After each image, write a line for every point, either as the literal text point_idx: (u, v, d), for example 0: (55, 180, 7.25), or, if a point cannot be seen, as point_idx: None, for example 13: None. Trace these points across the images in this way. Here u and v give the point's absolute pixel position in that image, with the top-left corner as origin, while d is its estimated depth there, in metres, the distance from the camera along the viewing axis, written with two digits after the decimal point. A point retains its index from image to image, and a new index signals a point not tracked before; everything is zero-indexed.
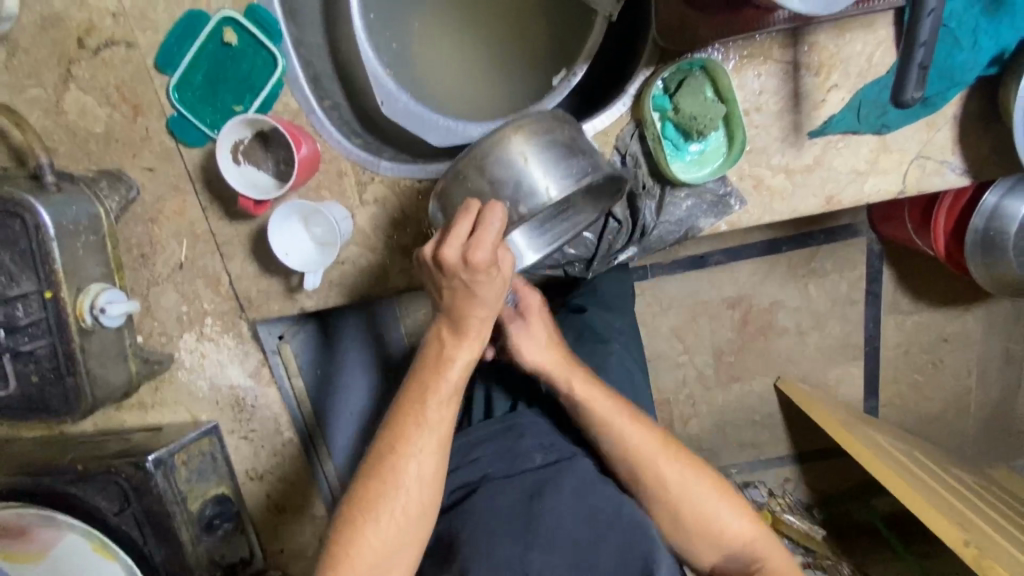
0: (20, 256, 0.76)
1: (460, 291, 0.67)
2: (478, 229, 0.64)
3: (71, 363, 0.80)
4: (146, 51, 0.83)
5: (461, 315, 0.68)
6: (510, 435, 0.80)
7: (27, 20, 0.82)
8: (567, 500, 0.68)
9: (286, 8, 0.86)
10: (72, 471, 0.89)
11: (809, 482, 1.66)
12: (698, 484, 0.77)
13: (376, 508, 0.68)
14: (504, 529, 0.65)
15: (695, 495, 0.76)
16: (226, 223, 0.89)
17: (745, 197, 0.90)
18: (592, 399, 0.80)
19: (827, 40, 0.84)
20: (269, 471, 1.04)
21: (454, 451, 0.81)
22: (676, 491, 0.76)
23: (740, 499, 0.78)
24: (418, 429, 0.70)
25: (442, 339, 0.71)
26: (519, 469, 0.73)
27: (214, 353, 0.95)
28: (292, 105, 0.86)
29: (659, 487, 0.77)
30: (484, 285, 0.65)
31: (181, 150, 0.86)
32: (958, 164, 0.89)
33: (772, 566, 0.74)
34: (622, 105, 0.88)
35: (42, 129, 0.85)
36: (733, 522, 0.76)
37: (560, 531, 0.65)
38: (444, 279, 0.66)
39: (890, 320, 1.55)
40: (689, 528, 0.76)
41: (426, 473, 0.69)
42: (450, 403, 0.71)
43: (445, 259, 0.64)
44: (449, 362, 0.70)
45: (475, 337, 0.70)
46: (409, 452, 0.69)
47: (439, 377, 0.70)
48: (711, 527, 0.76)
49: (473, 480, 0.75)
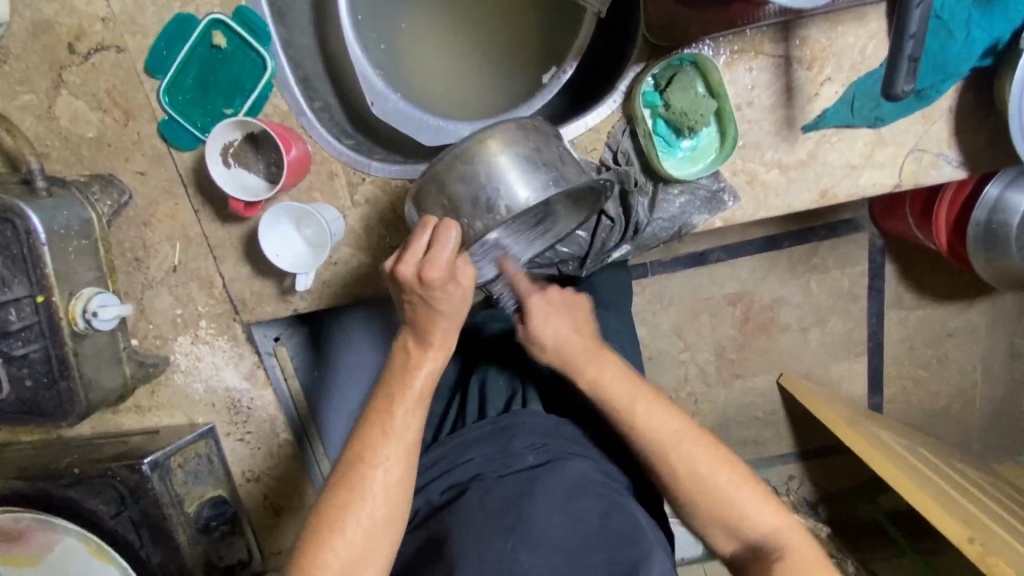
0: (12, 260, 0.76)
1: (420, 306, 0.70)
2: (432, 248, 0.67)
3: (65, 367, 0.80)
4: (135, 55, 0.83)
5: (424, 326, 0.72)
6: (503, 433, 0.80)
7: (18, 25, 0.82)
8: (557, 499, 0.68)
9: (274, 10, 0.86)
10: (68, 475, 0.90)
11: (813, 480, 1.65)
12: (719, 469, 0.74)
13: (341, 517, 0.68)
14: (495, 527, 0.66)
15: (718, 484, 0.74)
16: (219, 226, 0.89)
17: (739, 192, 0.89)
18: (622, 385, 0.79)
19: (819, 33, 0.83)
20: (266, 472, 1.04)
21: (448, 450, 0.81)
22: (696, 478, 0.74)
23: (764, 490, 0.75)
24: (384, 438, 0.71)
25: (409, 350, 0.74)
26: (509, 468, 0.73)
27: (209, 355, 0.95)
28: (281, 106, 0.86)
29: (685, 476, 0.74)
30: (443, 300, 0.69)
31: (173, 153, 0.86)
32: (955, 156, 0.88)
33: (796, 558, 0.70)
34: (613, 102, 0.88)
35: (35, 134, 0.85)
36: (758, 514, 0.73)
37: (550, 530, 0.66)
38: (403, 294, 0.70)
39: (893, 316, 1.53)
40: (710, 517, 0.74)
41: (392, 480, 0.70)
42: (416, 410, 0.73)
43: (402, 276, 0.68)
44: (414, 371, 0.73)
45: (441, 346, 0.73)
46: (379, 460, 0.70)
47: (406, 386, 0.73)
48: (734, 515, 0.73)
49: (464, 480, 0.75)
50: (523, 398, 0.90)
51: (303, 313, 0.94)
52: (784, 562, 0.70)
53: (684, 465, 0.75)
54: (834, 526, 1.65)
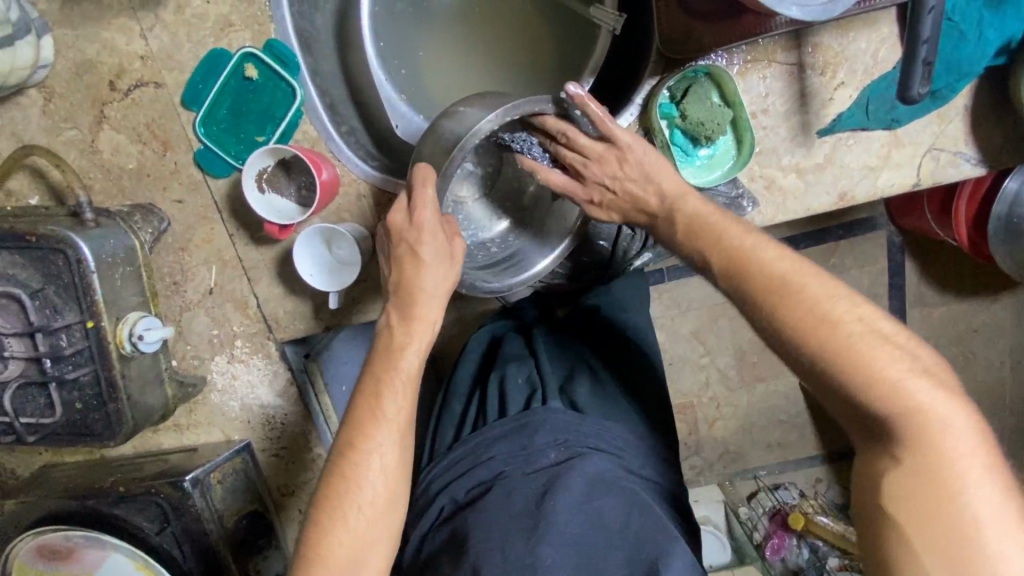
0: (64, 289, 0.80)
1: (406, 258, 0.76)
2: (413, 190, 0.74)
3: (113, 390, 0.83)
4: (172, 90, 0.87)
5: (409, 292, 0.75)
6: (523, 432, 0.82)
7: (61, 66, 0.86)
8: (576, 498, 0.72)
9: (302, 42, 0.91)
10: (114, 493, 0.94)
11: (842, 483, 1.62)
12: (858, 324, 0.63)
13: (341, 505, 0.72)
14: (516, 531, 0.69)
15: (855, 340, 0.62)
16: (252, 248, 0.93)
17: (758, 199, 0.90)
18: (707, 239, 0.74)
19: (831, 40, 0.85)
20: (301, 487, 1.06)
21: (469, 448, 0.85)
22: (817, 332, 0.64)
23: (926, 363, 0.63)
24: (373, 422, 0.73)
25: (393, 328, 0.76)
26: (533, 465, 0.77)
27: (245, 374, 0.99)
28: (311, 132, 0.90)
29: (804, 329, 0.64)
30: (426, 245, 0.75)
31: (208, 181, 0.90)
32: (972, 154, 0.88)
33: (940, 441, 0.59)
34: (630, 115, 0.90)
35: (79, 167, 0.89)
36: (911, 388, 0.60)
37: (567, 528, 0.69)
38: (393, 245, 0.77)
39: (916, 313, 1.53)
40: (845, 379, 0.62)
41: (388, 464, 0.73)
42: (406, 392, 0.75)
43: (393, 224, 0.76)
44: (400, 350, 0.75)
45: (424, 320, 0.76)
46: (375, 445, 0.73)
47: (392, 366, 0.75)
48: (880, 386, 0.60)
49: (488, 479, 0.79)
50: (543, 394, 0.90)
51: (334, 329, 0.97)
52: (928, 446, 0.59)
53: (810, 320, 0.64)
54: None
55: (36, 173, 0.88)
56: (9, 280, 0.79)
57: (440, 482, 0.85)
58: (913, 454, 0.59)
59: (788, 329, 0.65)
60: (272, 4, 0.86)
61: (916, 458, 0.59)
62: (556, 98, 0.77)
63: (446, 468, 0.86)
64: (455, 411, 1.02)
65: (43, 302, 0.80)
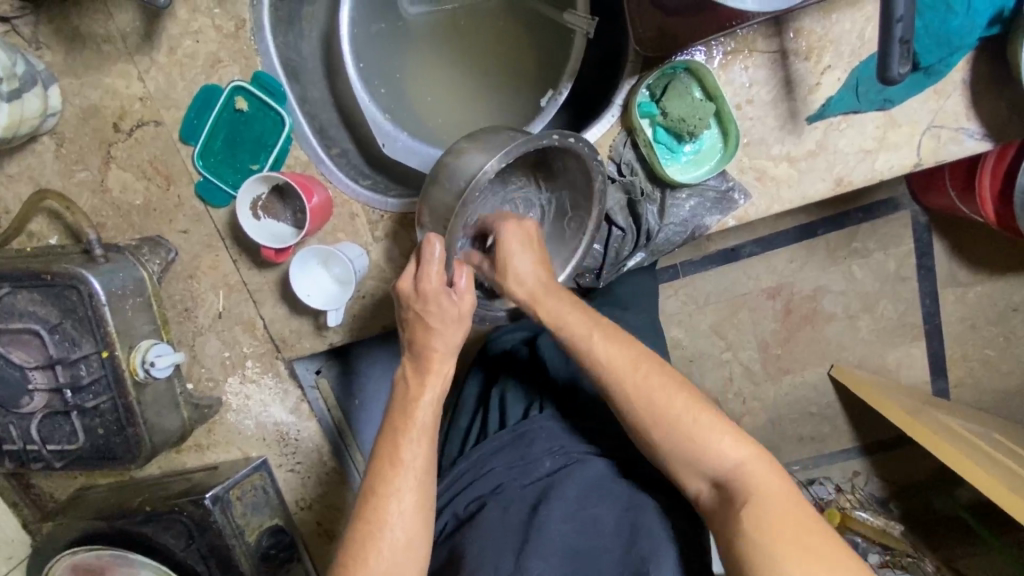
0: (79, 322, 0.84)
1: (419, 321, 0.81)
2: (421, 264, 0.79)
3: (130, 415, 0.88)
4: (171, 127, 0.92)
5: (423, 348, 0.81)
6: (520, 442, 0.88)
7: (70, 112, 0.91)
8: (567, 507, 0.75)
9: (289, 71, 0.94)
10: (142, 512, 0.99)
11: (881, 475, 1.56)
12: (679, 411, 0.73)
13: (369, 548, 0.73)
14: (508, 543, 0.73)
15: (685, 424, 0.72)
16: (256, 272, 0.96)
17: (750, 190, 0.88)
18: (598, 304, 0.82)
19: (813, 23, 0.83)
20: (318, 499, 1.09)
21: (471, 462, 0.89)
22: (660, 419, 0.73)
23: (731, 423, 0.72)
24: (394, 469, 0.77)
25: (408, 381, 0.83)
26: (531, 475, 0.83)
27: (257, 393, 1.02)
28: (302, 157, 0.93)
29: (650, 419, 0.73)
30: (436, 312, 0.80)
31: (209, 211, 0.94)
32: (976, 129, 0.85)
33: (756, 491, 0.67)
34: (611, 117, 0.89)
35: (91, 207, 0.94)
36: (718, 445, 0.70)
37: (560, 536, 0.72)
38: (405, 311, 0.82)
39: (948, 295, 1.47)
40: (678, 456, 0.72)
41: (409, 507, 0.76)
42: (422, 440, 0.79)
43: (403, 292, 0.81)
44: (416, 402, 0.81)
45: (438, 372, 0.81)
46: (393, 490, 0.76)
47: (409, 418, 0.80)
48: (696, 449, 0.71)
49: (486, 492, 0.83)
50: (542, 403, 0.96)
51: (338, 345, 1.00)
52: (748, 500, 0.66)
53: (652, 403, 0.73)
54: (910, 523, 1.56)
55: (55, 215, 0.94)
56: (29, 316, 0.84)
57: (444, 498, 0.89)
58: (742, 507, 0.66)
59: (643, 419, 0.74)
60: (257, 38, 0.90)
61: (760, 516, 0.64)
62: (551, 137, 0.77)
63: (452, 483, 0.89)
64: (460, 428, 1.06)
65: (62, 335, 0.85)
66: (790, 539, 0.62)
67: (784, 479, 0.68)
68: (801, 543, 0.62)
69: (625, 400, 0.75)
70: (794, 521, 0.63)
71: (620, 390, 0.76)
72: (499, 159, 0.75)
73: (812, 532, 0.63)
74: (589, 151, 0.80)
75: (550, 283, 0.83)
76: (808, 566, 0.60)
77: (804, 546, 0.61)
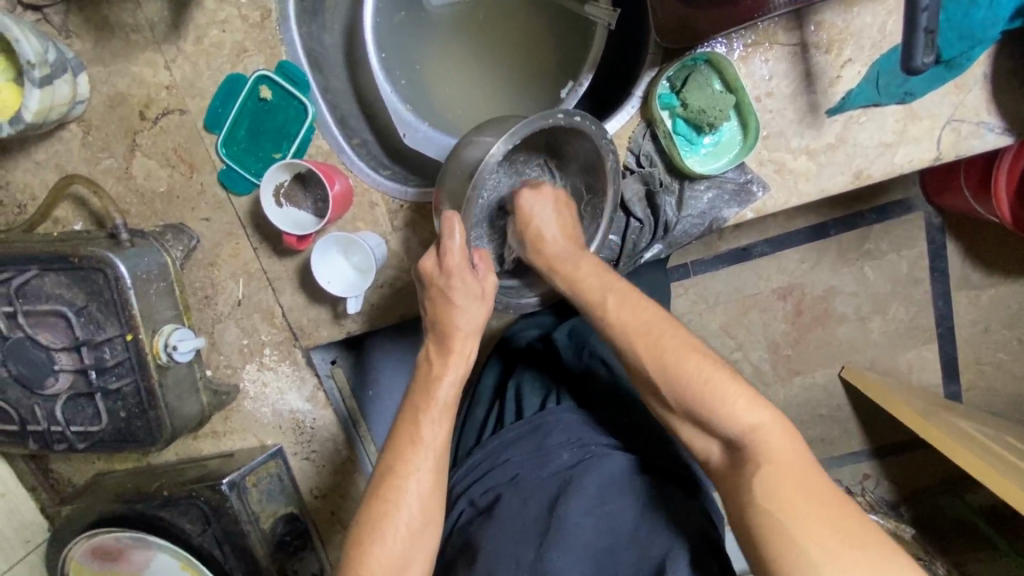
0: (105, 305, 0.86)
1: (439, 299, 0.83)
2: (443, 241, 0.80)
3: (152, 398, 0.89)
4: (196, 115, 0.93)
5: (445, 328, 0.82)
6: (537, 433, 0.88)
7: (97, 100, 0.93)
8: (586, 501, 0.77)
9: (312, 61, 0.95)
10: (159, 497, 1.00)
11: (892, 479, 1.55)
12: (695, 370, 0.72)
13: (378, 528, 0.74)
14: (529, 537, 0.75)
15: (703, 389, 0.71)
16: (275, 260, 0.97)
17: (768, 182, 0.88)
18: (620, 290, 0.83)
19: (834, 17, 0.83)
20: (331, 488, 1.09)
21: (487, 453, 0.89)
22: (672, 378, 0.74)
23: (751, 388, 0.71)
24: (413, 447, 0.78)
25: (432, 360, 0.84)
26: (548, 465, 0.83)
27: (274, 380, 1.03)
28: (323, 146, 0.94)
29: (661, 378, 0.75)
30: (458, 289, 0.82)
31: (231, 199, 0.95)
32: (997, 124, 0.85)
33: (771, 457, 0.66)
34: (631, 108, 0.90)
35: (116, 194, 0.95)
36: (737, 412, 0.69)
37: (581, 535, 0.74)
38: (427, 290, 0.84)
39: (962, 297, 1.46)
40: (694, 417, 0.73)
41: (424, 489, 0.76)
42: (441, 420, 0.80)
43: (425, 270, 0.83)
44: (438, 380, 0.82)
45: (460, 352, 0.83)
46: (413, 470, 0.77)
47: (430, 398, 0.81)
48: (714, 415, 0.70)
49: (503, 481, 0.84)
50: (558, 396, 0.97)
51: (355, 334, 1.01)
52: (763, 466, 0.66)
53: (663, 357, 0.75)
54: (920, 528, 1.54)
55: (80, 202, 0.96)
56: (56, 299, 0.86)
57: (463, 485, 0.89)
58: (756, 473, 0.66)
59: (662, 377, 0.74)
60: (282, 28, 0.91)
61: (774, 484, 0.64)
62: (558, 116, 0.78)
63: (467, 472, 0.89)
64: (476, 417, 1.06)
65: (87, 318, 0.86)
66: (807, 507, 0.62)
67: (799, 447, 0.67)
68: (816, 514, 0.61)
69: (637, 359, 0.77)
70: (810, 493, 0.63)
71: (632, 346, 0.78)
72: (511, 135, 0.76)
73: (830, 507, 0.62)
74: (602, 134, 0.81)
75: (572, 248, 0.87)
76: (822, 536, 0.60)
77: (818, 517, 0.61)
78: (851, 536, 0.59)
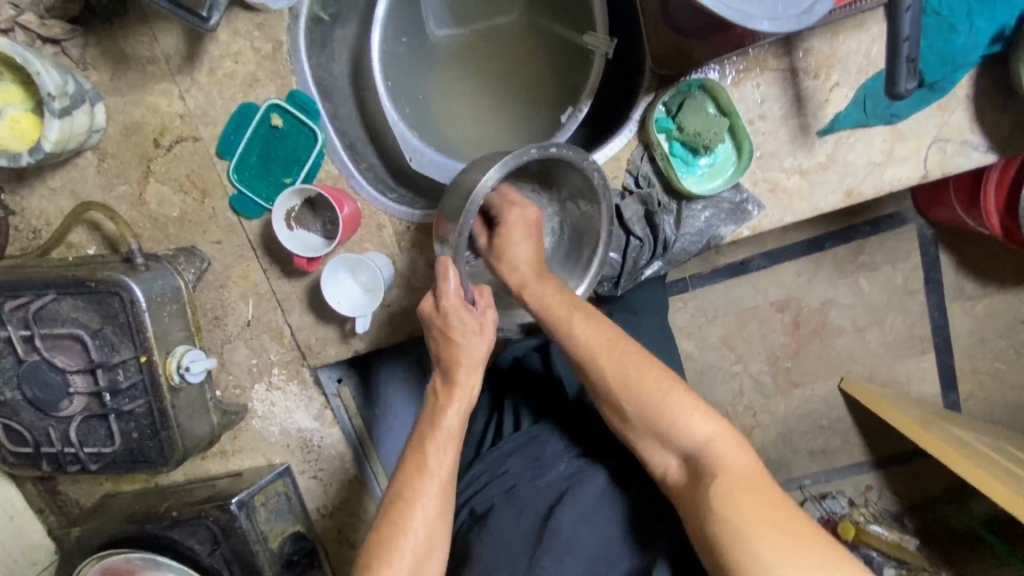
0: (120, 328, 0.88)
1: (442, 337, 0.85)
2: (439, 284, 0.83)
3: (165, 418, 0.90)
4: (208, 142, 0.96)
5: (450, 364, 0.85)
6: (535, 442, 0.94)
7: (112, 129, 0.96)
8: (580, 509, 0.81)
9: (321, 89, 0.99)
10: (168, 518, 1.00)
11: (894, 490, 1.56)
12: (646, 385, 0.77)
13: (391, 553, 0.76)
14: (521, 548, 0.80)
15: (656, 399, 0.76)
16: (285, 281, 1.00)
17: (763, 201, 0.92)
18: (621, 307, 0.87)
19: (821, 43, 0.87)
20: (338, 506, 1.10)
21: (486, 464, 0.94)
22: (625, 387, 0.78)
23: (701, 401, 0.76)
24: (419, 476, 0.81)
25: (437, 395, 0.86)
26: (543, 475, 0.89)
27: (282, 400, 1.05)
28: (332, 171, 0.98)
29: (621, 394, 0.79)
30: (458, 328, 0.84)
31: (242, 223, 0.98)
32: (980, 142, 0.89)
33: (721, 470, 0.70)
34: (628, 132, 0.93)
35: (130, 219, 0.98)
36: (688, 422, 0.74)
37: (572, 543, 0.78)
38: (427, 328, 0.87)
39: (956, 307, 1.49)
40: (648, 428, 0.77)
41: (430, 515, 0.79)
42: (447, 447, 0.83)
43: (424, 309, 0.85)
44: (444, 411, 0.84)
45: (463, 385, 0.85)
46: (418, 496, 0.80)
47: (437, 426, 0.84)
48: (669, 425, 0.75)
49: (502, 491, 0.88)
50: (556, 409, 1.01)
51: (363, 353, 1.03)
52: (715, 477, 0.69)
53: (623, 376, 0.79)
54: (923, 538, 1.55)
55: (94, 227, 0.98)
56: (72, 322, 0.88)
57: (464, 494, 0.94)
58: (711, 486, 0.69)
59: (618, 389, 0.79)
60: (293, 59, 0.95)
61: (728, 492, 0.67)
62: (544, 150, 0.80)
63: (468, 485, 0.94)
64: (477, 427, 1.09)
65: (102, 341, 0.88)
66: (757, 519, 0.64)
67: (749, 461, 0.71)
68: (769, 523, 0.64)
69: (602, 379, 0.80)
70: (762, 503, 0.66)
71: (597, 367, 0.81)
72: (497, 170, 0.78)
73: (780, 515, 0.65)
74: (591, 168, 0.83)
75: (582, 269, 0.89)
76: (772, 544, 0.62)
77: (769, 527, 0.63)
78: (799, 541, 0.62)
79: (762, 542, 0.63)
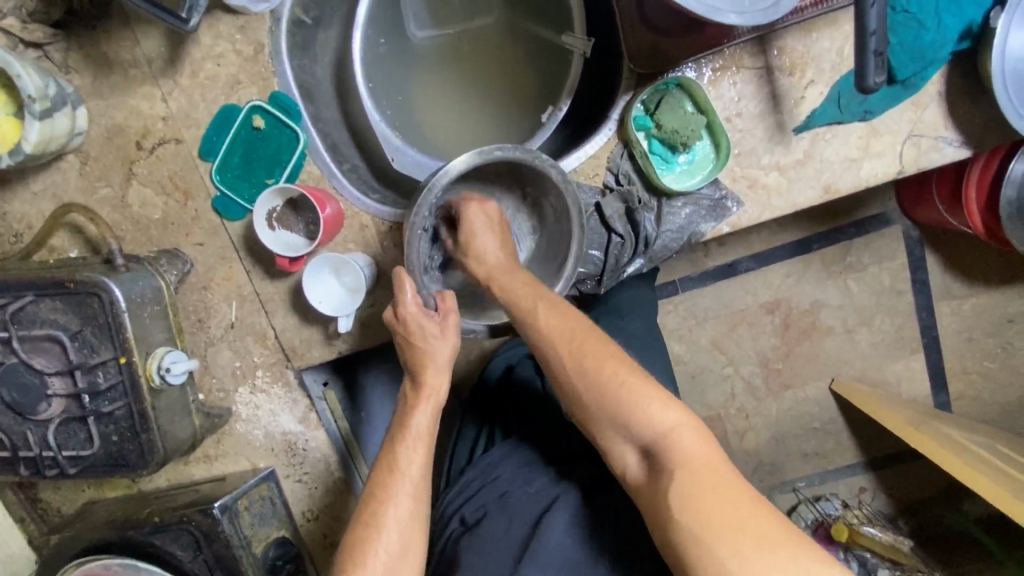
0: (99, 329, 0.87)
1: (409, 344, 0.85)
2: (396, 295, 0.83)
3: (144, 420, 0.90)
4: (191, 144, 0.96)
5: (418, 366, 0.85)
6: (525, 448, 0.95)
7: (95, 132, 0.96)
8: (570, 517, 0.81)
9: (304, 91, 1.00)
10: (149, 523, 0.99)
11: (888, 492, 1.56)
12: (616, 382, 0.76)
13: (364, 555, 0.76)
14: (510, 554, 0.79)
15: (623, 394, 0.75)
16: (268, 282, 0.99)
17: (742, 198, 0.92)
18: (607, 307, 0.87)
19: (795, 42, 0.89)
20: (324, 511, 1.09)
21: (477, 472, 0.94)
22: (590, 378, 0.78)
23: (666, 394, 0.75)
24: (390, 476, 0.81)
25: (407, 396, 0.86)
26: (532, 481, 0.89)
27: (266, 403, 1.04)
28: (315, 171, 0.98)
29: (585, 387, 0.78)
30: (423, 335, 0.84)
31: (225, 224, 0.98)
32: (954, 137, 0.90)
33: (682, 465, 0.69)
34: (608, 130, 0.94)
35: (112, 221, 0.98)
36: (653, 413, 0.73)
37: (558, 550, 0.77)
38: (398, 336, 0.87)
39: (944, 307, 1.50)
40: (612, 421, 0.76)
41: (403, 515, 0.79)
42: (416, 447, 0.82)
43: (387, 318, 0.86)
44: (412, 411, 0.84)
45: (431, 387, 0.85)
46: (389, 496, 0.79)
47: (406, 426, 0.84)
48: (632, 420, 0.74)
49: (491, 498, 0.88)
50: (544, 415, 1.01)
51: (347, 355, 1.03)
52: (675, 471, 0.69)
53: (588, 369, 0.78)
54: (919, 541, 1.55)
55: (76, 230, 0.98)
56: (51, 323, 0.87)
57: (453, 503, 0.93)
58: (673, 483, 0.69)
59: (583, 384, 0.78)
60: (275, 61, 0.95)
61: (689, 490, 0.67)
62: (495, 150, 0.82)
63: (458, 493, 0.94)
64: (467, 437, 1.09)
65: (81, 342, 0.88)
66: (719, 519, 0.64)
67: (711, 452, 0.71)
68: (731, 523, 0.64)
69: (566, 374, 0.80)
70: (723, 501, 0.66)
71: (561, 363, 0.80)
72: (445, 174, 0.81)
73: (743, 509, 0.65)
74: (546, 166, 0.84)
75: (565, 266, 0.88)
76: (733, 539, 0.63)
77: (730, 525, 0.64)
78: (757, 537, 0.63)
79: (724, 540, 0.63)
